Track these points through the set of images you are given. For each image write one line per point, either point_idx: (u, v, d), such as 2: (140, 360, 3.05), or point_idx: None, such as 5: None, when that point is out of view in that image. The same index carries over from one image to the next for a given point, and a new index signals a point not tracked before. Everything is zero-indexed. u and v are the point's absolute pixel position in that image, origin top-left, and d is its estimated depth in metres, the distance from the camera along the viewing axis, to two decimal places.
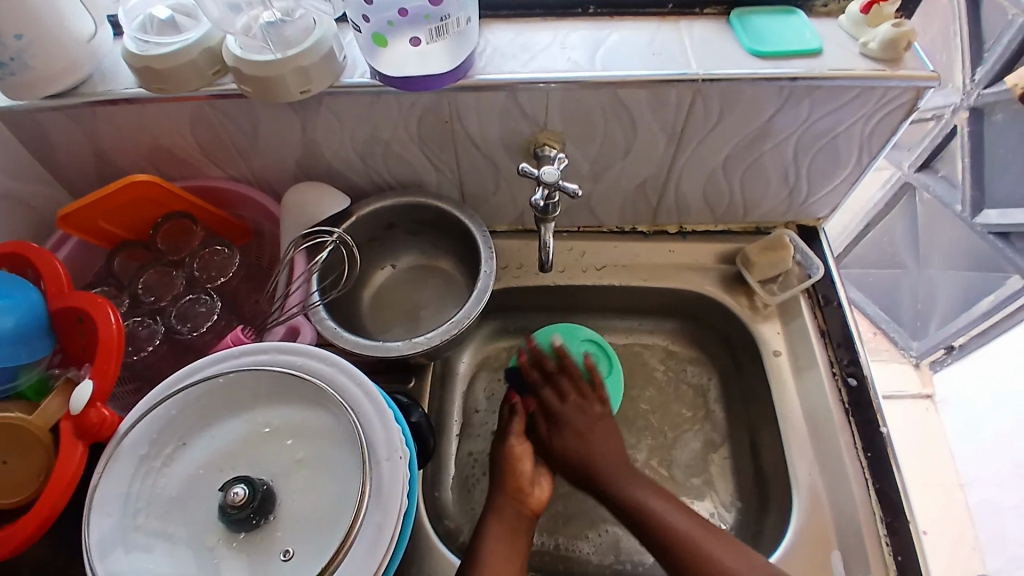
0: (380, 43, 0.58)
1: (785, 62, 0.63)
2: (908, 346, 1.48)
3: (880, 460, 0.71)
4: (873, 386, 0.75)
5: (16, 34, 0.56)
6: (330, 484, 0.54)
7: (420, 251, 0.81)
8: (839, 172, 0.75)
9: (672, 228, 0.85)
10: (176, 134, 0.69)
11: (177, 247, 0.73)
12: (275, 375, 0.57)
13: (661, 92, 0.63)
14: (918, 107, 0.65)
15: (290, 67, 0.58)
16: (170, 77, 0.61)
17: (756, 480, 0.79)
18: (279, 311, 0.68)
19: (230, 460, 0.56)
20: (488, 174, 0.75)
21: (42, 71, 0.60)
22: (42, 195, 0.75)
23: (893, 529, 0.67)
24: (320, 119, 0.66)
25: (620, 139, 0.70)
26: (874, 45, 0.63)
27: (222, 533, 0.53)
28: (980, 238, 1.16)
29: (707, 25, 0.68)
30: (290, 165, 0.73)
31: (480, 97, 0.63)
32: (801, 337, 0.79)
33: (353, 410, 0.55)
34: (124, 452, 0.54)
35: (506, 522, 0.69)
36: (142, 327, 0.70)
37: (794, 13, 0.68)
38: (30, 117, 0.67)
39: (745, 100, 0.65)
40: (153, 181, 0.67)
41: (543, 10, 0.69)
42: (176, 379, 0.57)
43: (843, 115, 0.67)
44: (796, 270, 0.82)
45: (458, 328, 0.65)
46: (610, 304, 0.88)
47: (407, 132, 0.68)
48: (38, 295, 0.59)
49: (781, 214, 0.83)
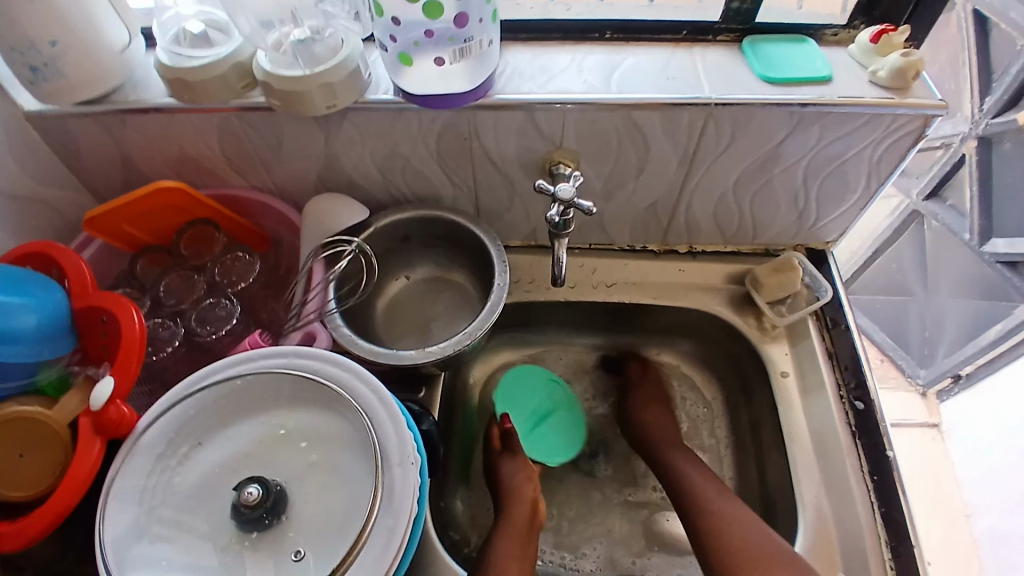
0: (406, 61, 0.61)
1: (795, 89, 0.65)
2: (915, 374, 1.48)
3: (887, 483, 0.71)
4: (880, 411, 0.75)
5: (51, 41, 0.58)
6: (342, 488, 0.55)
7: (435, 263, 0.83)
8: (848, 196, 0.76)
9: (682, 248, 0.86)
10: (202, 143, 0.72)
11: (199, 253, 0.75)
12: (292, 379, 0.58)
13: (673, 114, 0.65)
14: (926, 134, 0.67)
15: (316, 82, 0.60)
16: (200, 87, 0.63)
17: (762, 501, 0.79)
18: (295, 317, 0.70)
19: (245, 461, 0.57)
20: (503, 191, 0.76)
21: (75, 78, 0.62)
22: (67, 198, 0.77)
23: (898, 553, 0.67)
24: (343, 133, 0.68)
25: (632, 160, 0.71)
26: (883, 73, 0.65)
27: (235, 533, 0.54)
28: (987, 266, 1.17)
29: (720, 52, 0.70)
30: (311, 177, 0.75)
31: (499, 115, 0.65)
32: (808, 359, 0.79)
33: (368, 415, 0.56)
34: (142, 449, 0.55)
35: (513, 537, 0.70)
36: (162, 329, 0.71)
37: (806, 42, 0.70)
38: (63, 122, 0.69)
39: (756, 125, 0.66)
40: (180, 188, 0.69)
41: (560, 33, 0.72)
42: (195, 380, 0.58)
43: (853, 141, 0.68)
44: (804, 292, 0.83)
45: (470, 338, 0.66)
46: (619, 321, 0.89)
47: (426, 147, 0.70)
48: (63, 295, 0.60)
49: (789, 237, 0.84)
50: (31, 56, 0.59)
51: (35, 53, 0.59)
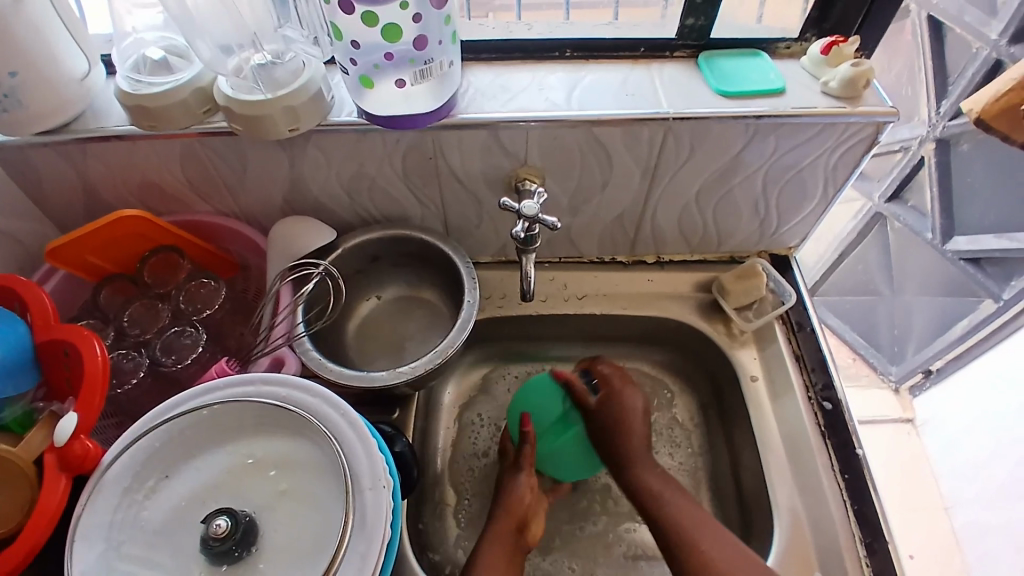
0: (367, 84, 0.61)
1: (751, 102, 0.67)
2: (887, 371, 1.51)
3: (858, 482, 0.72)
4: (847, 410, 0.77)
5: (10, 73, 0.58)
6: (313, 515, 0.54)
7: (407, 282, 0.83)
8: (807, 204, 0.78)
9: (650, 258, 0.88)
10: (165, 169, 0.71)
11: (164, 282, 0.74)
12: (259, 407, 0.57)
13: (635, 129, 0.67)
14: (879, 141, 0.69)
15: (279, 106, 0.60)
16: (161, 114, 0.63)
17: (738, 504, 0.80)
18: (263, 342, 0.69)
19: (214, 492, 0.57)
20: (471, 208, 0.77)
21: (35, 107, 0.62)
22: (28, 229, 0.76)
23: (873, 551, 0.69)
24: (308, 156, 0.69)
25: (597, 174, 0.72)
26: (834, 84, 0.67)
27: (204, 566, 0.53)
28: (951, 264, 1.20)
29: (677, 68, 0.72)
30: (277, 200, 0.75)
31: (462, 134, 0.66)
32: (777, 363, 0.81)
33: (337, 439, 0.55)
34: (106, 485, 0.54)
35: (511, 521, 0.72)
36: (127, 360, 0.71)
37: (759, 56, 0.72)
38: (23, 153, 0.68)
39: (714, 137, 0.68)
40: (141, 217, 0.68)
41: (522, 53, 0.73)
42: (161, 412, 0.57)
43: (807, 150, 0.70)
44: (770, 297, 0.84)
45: (440, 357, 0.66)
46: (593, 333, 0.90)
47: (392, 167, 0.70)
48: (25, 328, 0.60)
49: (753, 244, 0.86)
50: None
51: None
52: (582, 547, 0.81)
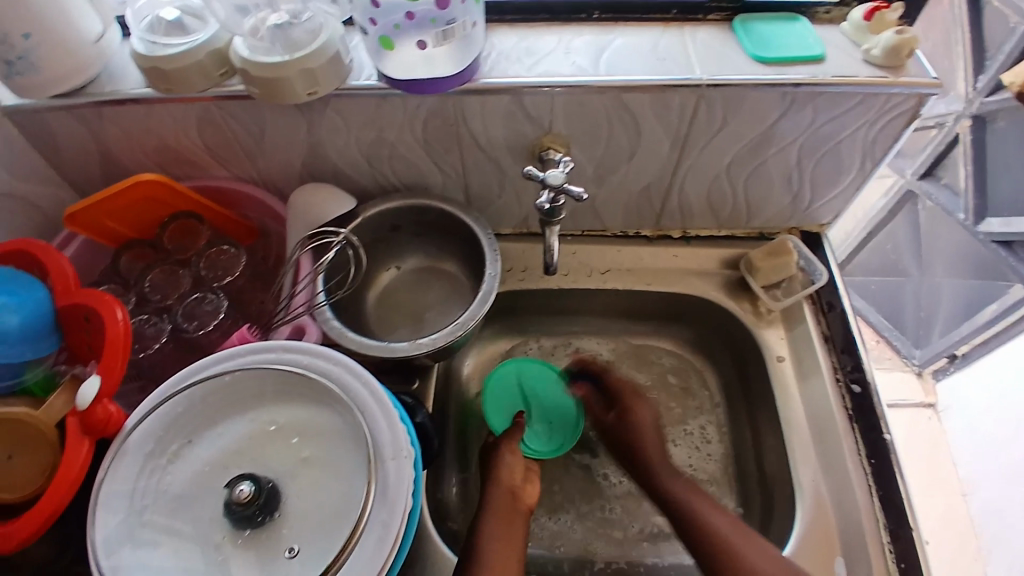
0: (388, 45, 0.59)
1: (788, 69, 0.64)
2: (911, 354, 1.48)
3: (884, 466, 0.71)
4: (876, 394, 0.75)
5: (24, 34, 0.57)
6: (335, 484, 0.54)
7: (427, 253, 0.82)
8: (843, 178, 0.75)
9: (676, 233, 0.86)
10: (183, 134, 0.70)
11: (184, 247, 0.74)
12: (281, 374, 0.57)
13: (665, 96, 0.64)
14: (920, 115, 0.66)
15: (297, 69, 0.59)
16: (178, 78, 0.61)
17: (760, 484, 0.79)
18: (284, 311, 0.68)
19: (236, 458, 0.57)
20: (493, 177, 0.75)
21: (51, 71, 0.60)
22: (48, 193, 0.75)
23: (897, 537, 0.67)
24: (327, 121, 0.67)
25: (623, 143, 0.70)
26: (877, 52, 0.63)
27: (228, 531, 0.53)
28: (982, 245, 1.16)
29: (711, 31, 0.69)
30: (296, 167, 0.74)
31: (485, 100, 0.64)
32: (805, 342, 0.79)
33: (359, 408, 0.55)
34: (130, 449, 0.54)
35: (505, 484, 0.72)
36: (149, 326, 0.70)
37: (798, 20, 0.69)
38: (39, 116, 0.67)
39: (748, 105, 0.65)
40: (158, 181, 0.67)
41: (548, 14, 0.70)
42: (183, 377, 0.57)
43: (845, 122, 0.67)
44: (799, 275, 0.82)
45: (462, 329, 0.65)
46: (615, 308, 0.88)
47: (413, 134, 0.69)
48: (46, 294, 0.59)
49: (784, 219, 0.83)
50: (4, 49, 0.57)
51: (7, 45, 0.57)
52: (599, 522, 0.81)
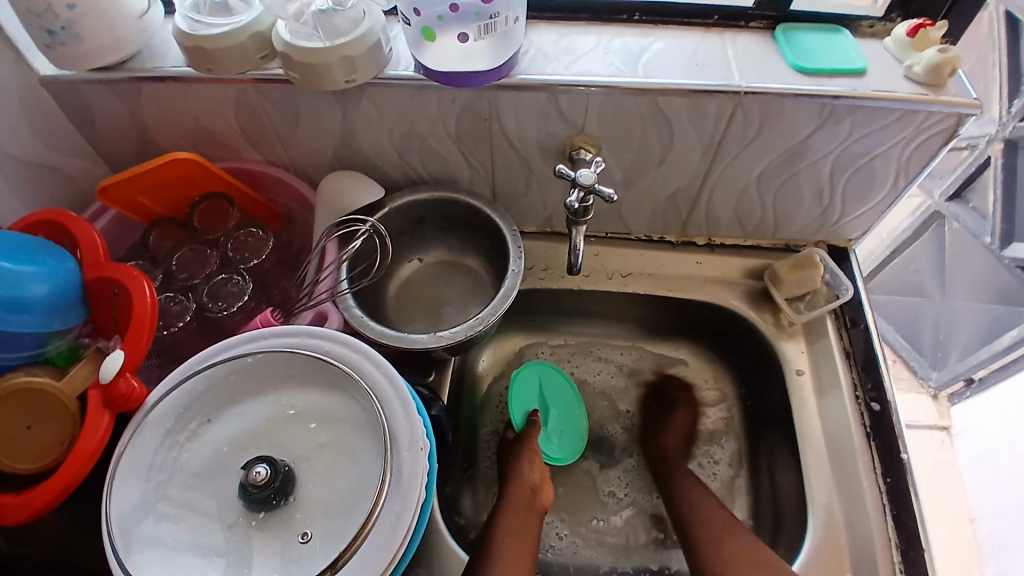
0: (429, 36, 0.59)
1: (828, 81, 0.63)
2: (927, 376, 1.45)
3: (900, 487, 0.70)
4: (896, 413, 0.74)
5: (69, 4, 0.57)
6: (350, 471, 0.54)
7: (449, 246, 0.82)
8: (876, 193, 0.74)
9: (701, 240, 0.85)
10: (218, 116, 0.71)
11: (212, 227, 0.74)
12: (304, 359, 0.57)
13: (702, 101, 0.63)
14: (959, 133, 0.65)
15: (337, 55, 0.59)
16: (218, 58, 0.62)
17: (772, 499, 0.78)
18: (307, 296, 0.69)
19: (253, 439, 0.57)
20: (521, 175, 0.75)
21: (92, 44, 0.61)
22: (81, 166, 0.76)
23: (908, 559, 0.66)
24: (360, 110, 0.67)
25: (655, 147, 0.69)
26: (919, 68, 0.62)
27: (241, 511, 0.53)
28: (1007, 270, 1.14)
29: (752, 39, 0.68)
30: (327, 154, 0.74)
31: (520, 96, 0.64)
32: (826, 358, 0.78)
33: (378, 398, 0.55)
34: (151, 424, 0.55)
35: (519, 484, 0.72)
36: (174, 303, 0.71)
37: (840, 33, 0.68)
38: (78, 89, 0.68)
39: (785, 115, 0.64)
40: (195, 160, 0.68)
41: (587, 14, 0.70)
42: (208, 355, 0.58)
43: (883, 138, 0.66)
44: (824, 290, 0.81)
45: (481, 325, 0.65)
46: (632, 313, 0.88)
47: (445, 128, 0.69)
48: (74, 265, 0.60)
49: (812, 233, 0.82)
50: (49, 18, 0.58)
51: (51, 15, 0.58)
52: (599, 528, 0.81)
